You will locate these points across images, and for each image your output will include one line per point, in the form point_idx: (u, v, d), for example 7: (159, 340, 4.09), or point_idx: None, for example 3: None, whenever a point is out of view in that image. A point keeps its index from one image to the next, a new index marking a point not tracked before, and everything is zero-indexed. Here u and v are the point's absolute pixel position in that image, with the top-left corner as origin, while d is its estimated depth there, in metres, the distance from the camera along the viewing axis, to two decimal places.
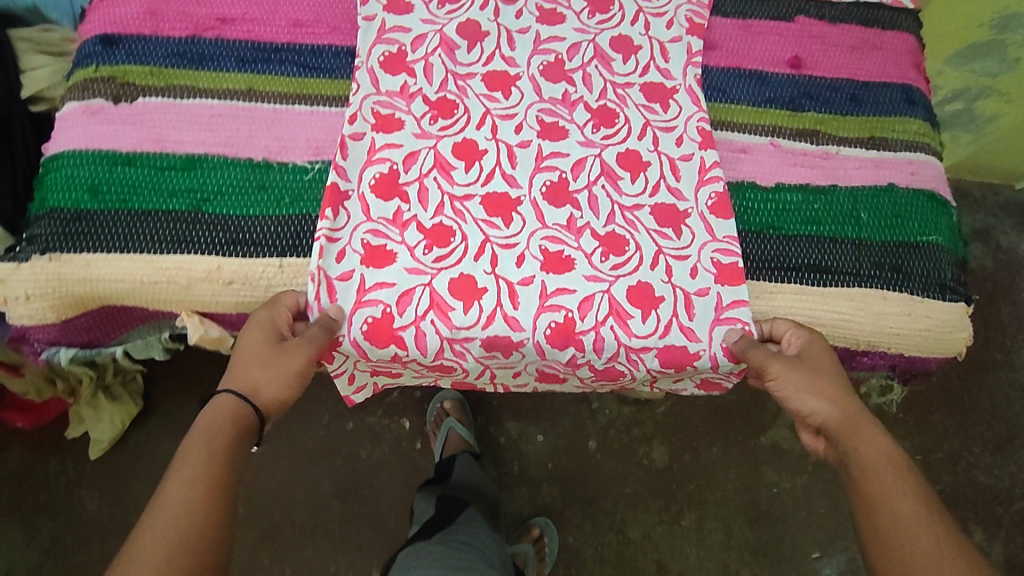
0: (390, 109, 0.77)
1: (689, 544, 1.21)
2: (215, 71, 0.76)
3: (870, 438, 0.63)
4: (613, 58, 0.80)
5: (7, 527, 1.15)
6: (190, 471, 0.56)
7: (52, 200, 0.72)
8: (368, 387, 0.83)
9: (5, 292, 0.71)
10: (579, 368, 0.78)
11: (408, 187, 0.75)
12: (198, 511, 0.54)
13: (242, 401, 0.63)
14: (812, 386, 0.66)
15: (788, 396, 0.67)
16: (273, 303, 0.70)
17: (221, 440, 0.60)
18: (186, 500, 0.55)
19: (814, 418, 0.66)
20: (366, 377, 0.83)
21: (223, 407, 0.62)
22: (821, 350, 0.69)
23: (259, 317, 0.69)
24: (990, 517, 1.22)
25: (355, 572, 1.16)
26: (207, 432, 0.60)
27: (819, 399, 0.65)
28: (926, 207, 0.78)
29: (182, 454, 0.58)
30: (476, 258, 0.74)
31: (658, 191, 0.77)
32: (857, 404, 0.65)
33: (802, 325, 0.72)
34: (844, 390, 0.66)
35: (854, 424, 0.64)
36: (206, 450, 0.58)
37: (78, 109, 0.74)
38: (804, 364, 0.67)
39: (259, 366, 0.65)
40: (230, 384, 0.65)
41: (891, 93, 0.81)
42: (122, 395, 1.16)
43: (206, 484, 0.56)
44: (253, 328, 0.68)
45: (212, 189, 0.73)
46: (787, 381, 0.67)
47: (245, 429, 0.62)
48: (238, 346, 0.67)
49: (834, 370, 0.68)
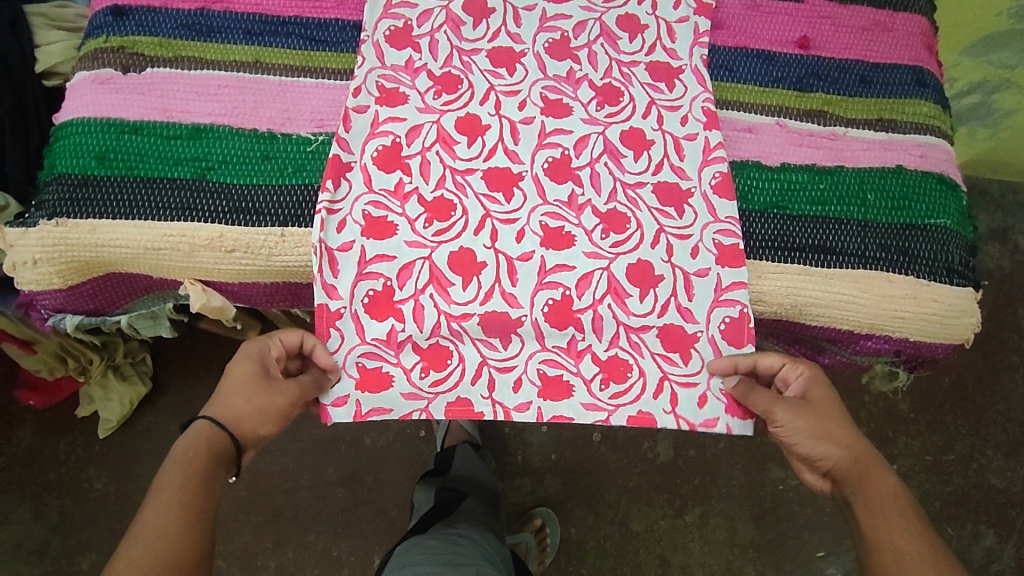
0: (395, 83, 0.77)
1: (692, 540, 1.20)
2: (223, 43, 0.77)
3: (879, 478, 0.63)
4: (620, 36, 0.80)
5: (17, 502, 1.17)
6: (166, 494, 0.57)
7: (61, 166, 0.73)
8: (350, 399, 0.74)
9: (14, 257, 0.73)
10: (581, 357, 0.75)
11: (410, 160, 0.75)
12: (170, 534, 0.54)
13: (217, 428, 0.63)
14: (822, 433, 0.66)
15: (798, 443, 0.67)
16: (269, 336, 0.70)
17: (198, 465, 0.59)
18: (160, 524, 0.55)
19: (822, 462, 0.66)
20: (351, 384, 0.74)
21: (198, 435, 0.62)
22: (824, 388, 0.69)
23: (248, 348, 0.68)
24: (1001, 519, 1.21)
25: (357, 557, 1.17)
26: (181, 459, 0.60)
27: (829, 446, 0.66)
28: (935, 189, 0.76)
29: (159, 480, 0.58)
30: (476, 233, 0.75)
31: (661, 169, 0.77)
32: (864, 444, 0.66)
33: (798, 360, 0.71)
34: (851, 432, 0.66)
35: (863, 467, 0.64)
36: (181, 474, 0.58)
37: (88, 78, 0.76)
38: (810, 408, 0.67)
39: (242, 398, 0.65)
40: (208, 411, 0.65)
41: (901, 75, 0.80)
42: (131, 375, 1.17)
43: (179, 505, 0.56)
44: (242, 359, 0.67)
45: (217, 159, 0.74)
46: (796, 427, 0.66)
47: (221, 457, 0.62)
48: (224, 376, 0.67)
49: (837, 410, 0.68)
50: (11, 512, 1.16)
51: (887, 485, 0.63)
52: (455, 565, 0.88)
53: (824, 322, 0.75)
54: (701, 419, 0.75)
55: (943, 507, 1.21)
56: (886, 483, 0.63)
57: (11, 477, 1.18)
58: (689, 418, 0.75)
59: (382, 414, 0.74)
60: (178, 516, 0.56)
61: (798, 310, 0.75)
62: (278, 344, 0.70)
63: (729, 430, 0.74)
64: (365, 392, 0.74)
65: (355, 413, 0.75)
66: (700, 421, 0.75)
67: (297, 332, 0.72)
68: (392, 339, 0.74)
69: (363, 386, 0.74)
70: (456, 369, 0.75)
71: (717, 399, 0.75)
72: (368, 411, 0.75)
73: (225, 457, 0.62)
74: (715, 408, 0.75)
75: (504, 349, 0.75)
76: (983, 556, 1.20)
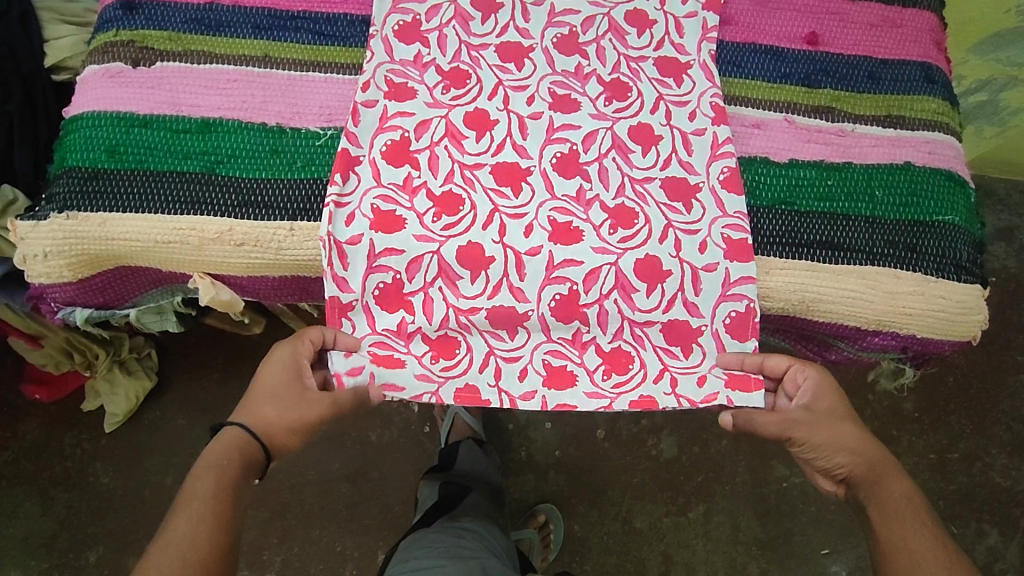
0: (404, 77, 0.77)
1: (696, 537, 1.20)
2: (233, 37, 0.77)
3: (893, 482, 0.65)
4: (628, 31, 0.80)
5: (24, 495, 1.18)
6: (198, 504, 0.58)
7: (71, 158, 0.73)
8: (365, 370, 0.74)
9: (24, 250, 0.73)
10: (586, 350, 0.76)
11: (419, 154, 0.76)
12: (201, 544, 0.56)
13: (248, 436, 0.63)
14: (837, 442, 0.66)
15: (816, 454, 0.67)
16: (296, 335, 0.70)
17: (228, 475, 0.60)
18: (190, 533, 0.56)
19: (838, 469, 0.66)
20: (367, 359, 0.74)
21: (224, 441, 0.63)
22: (832, 389, 0.69)
23: (282, 352, 0.68)
24: (1004, 518, 1.21)
25: (361, 553, 1.17)
26: (212, 466, 0.60)
27: (845, 455, 0.66)
28: (943, 186, 0.76)
29: (190, 488, 0.59)
30: (484, 227, 0.75)
31: (669, 164, 0.77)
32: (877, 447, 0.67)
33: (804, 362, 0.71)
34: (865, 438, 0.67)
35: (877, 473, 0.65)
36: (214, 485, 0.59)
37: (98, 73, 0.76)
38: (820, 415, 0.68)
39: (271, 407, 0.65)
40: (237, 414, 0.66)
41: (910, 72, 0.80)
42: (137, 370, 1.18)
43: (209, 517, 0.57)
44: (271, 366, 0.67)
45: (226, 152, 0.74)
46: (813, 442, 0.66)
47: (251, 468, 0.63)
48: (255, 381, 0.67)
49: (848, 416, 0.68)
50: (19, 505, 1.17)
51: (901, 489, 0.64)
52: (462, 559, 0.88)
53: (832, 317, 0.75)
54: (702, 396, 0.74)
55: (947, 505, 1.21)
56: (901, 487, 0.64)
57: (18, 470, 1.18)
58: (689, 397, 0.74)
59: (395, 390, 0.74)
60: (206, 529, 0.57)
61: (806, 305, 0.75)
62: (309, 344, 0.70)
63: (730, 402, 0.74)
64: (380, 365, 0.74)
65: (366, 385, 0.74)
66: (702, 398, 0.74)
67: (317, 328, 0.71)
68: (403, 330, 0.75)
69: (379, 361, 0.74)
70: (463, 359, 0.75)
71: (717, 376, 0.75)
72: (380, 385, 0.74)
73: (253, 466, 0.63)
74: (715, 383, 0.75)
75: (511, 340, 0.76)
76: (987, 555, 1.20)
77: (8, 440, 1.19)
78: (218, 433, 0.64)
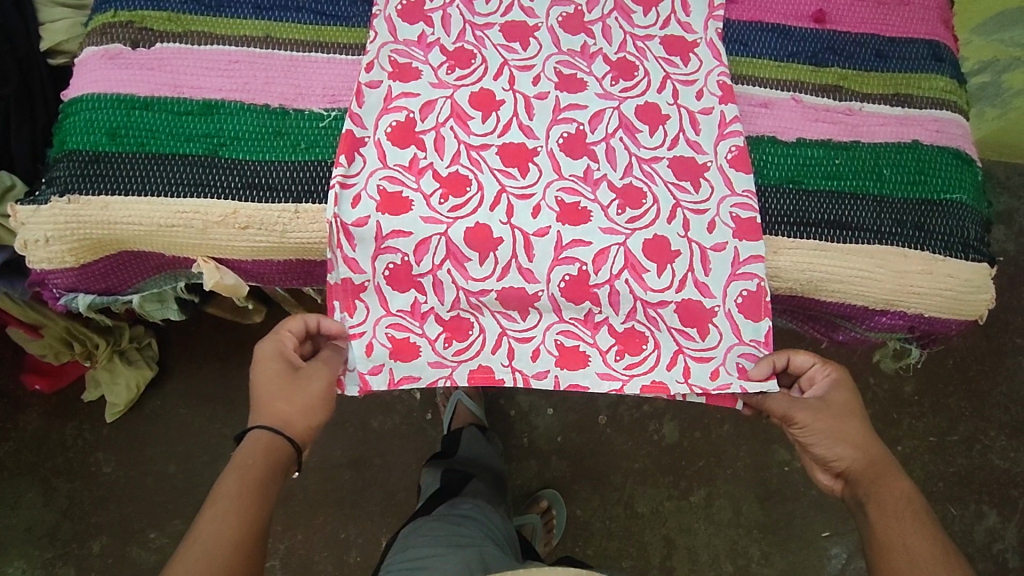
0: (408, 57, 0.76)
1: (698, 520, 1.21)
2: (233, 18, 0.76)
3: (893, 482, 0.65)
4: (634, 10, 0.79)
5: (27, 486, 1.17)
6: (223, 503, 0.59)
7: (71, 142, 0.73)
8: (385, 367, 0.75)
9: (25, 235, 0.72)
10: (597, 329, 0.76)
11: (425, 136, 0.75)
12: (226, 542, 0.57)
13: (273, 435, 0.64)
14: (840, 434, 0.67)
15: (814, 443, 0.68)
16: (279, 330, 0.70)
17: (256, 473, 0.61)
18: (215, 534, 0.57)
19: (837, 463, 0.67)
20: (385, 354, 0.75)
21: (254, 442, 0.63)
22: (846, 392, 0.70)
23: (268, 351, 0.68)
24: (1003, 499, 1.22)
25: (365, 541, 1.17)
26: (237, 471, 0.61)
27: (846, 448, 0.67)
28: (951, 164, 0.76)
29: (217, 488, 0.60)
30: (492, 209, 0.74)
31: (677, 143, 0.76)
32: (880, 447, 0.68)
33: (828, 361, 0.72)
34: (869, 436, 0.68)
35: (876, 471, 0.66)
36: (238, 484, 0.60)
37: (96, 54, 0.75)
38: (829, 410, 0.68)
39: (283, 396, 0.66)
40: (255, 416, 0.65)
41: (917, 50, 0.79)
42: (138, 360, 1.17)
43: (234, 516, 0.58)
44: (266, 364, 0.67)
45: (229, 134, 0.73)
46: (816, 429, 0.68)
47: (279, 464, 0.63)
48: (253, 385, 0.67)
49: (857, 414, 0.69)
50: (21, 496, 1.17)
51: (901, 488, 0.65)
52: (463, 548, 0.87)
53: (839, 298, 0.75)
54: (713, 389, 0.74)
55: (946, 487, 1.22)
56: (901, 487, 0.65)
57: (19, 461, 1.18)
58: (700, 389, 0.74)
59: (412, 382, 0.75)
60: (230, 530, 0.57)
61: (813, 286, 0.75)
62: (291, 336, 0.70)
63: (744, 390, 0.73)
64: (399, 360, 0.75)
65: (388, 381, 0.75)
66: (714, 387, 0.74)
67: (297, 318, 0.71)
68: (417, 309, 0.75)
69: (396, 354, 0.75)
70: (476, 339, 0.76)
71: (729, 372, 0.75)
72: (401, 378, 0.75)
73: (281, 465, 0.64)
74: (714, 338, 0.75)
75: (522, 320, 0.76)
76: (985, 536, 1.21)
77: (9, 431, 1.18)
78: (243, 436, 0.65)
